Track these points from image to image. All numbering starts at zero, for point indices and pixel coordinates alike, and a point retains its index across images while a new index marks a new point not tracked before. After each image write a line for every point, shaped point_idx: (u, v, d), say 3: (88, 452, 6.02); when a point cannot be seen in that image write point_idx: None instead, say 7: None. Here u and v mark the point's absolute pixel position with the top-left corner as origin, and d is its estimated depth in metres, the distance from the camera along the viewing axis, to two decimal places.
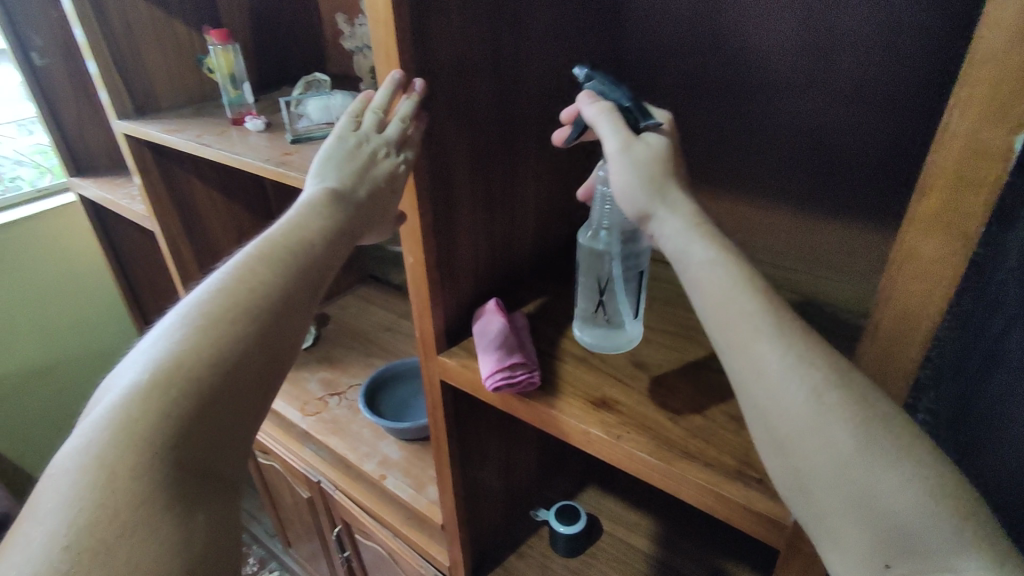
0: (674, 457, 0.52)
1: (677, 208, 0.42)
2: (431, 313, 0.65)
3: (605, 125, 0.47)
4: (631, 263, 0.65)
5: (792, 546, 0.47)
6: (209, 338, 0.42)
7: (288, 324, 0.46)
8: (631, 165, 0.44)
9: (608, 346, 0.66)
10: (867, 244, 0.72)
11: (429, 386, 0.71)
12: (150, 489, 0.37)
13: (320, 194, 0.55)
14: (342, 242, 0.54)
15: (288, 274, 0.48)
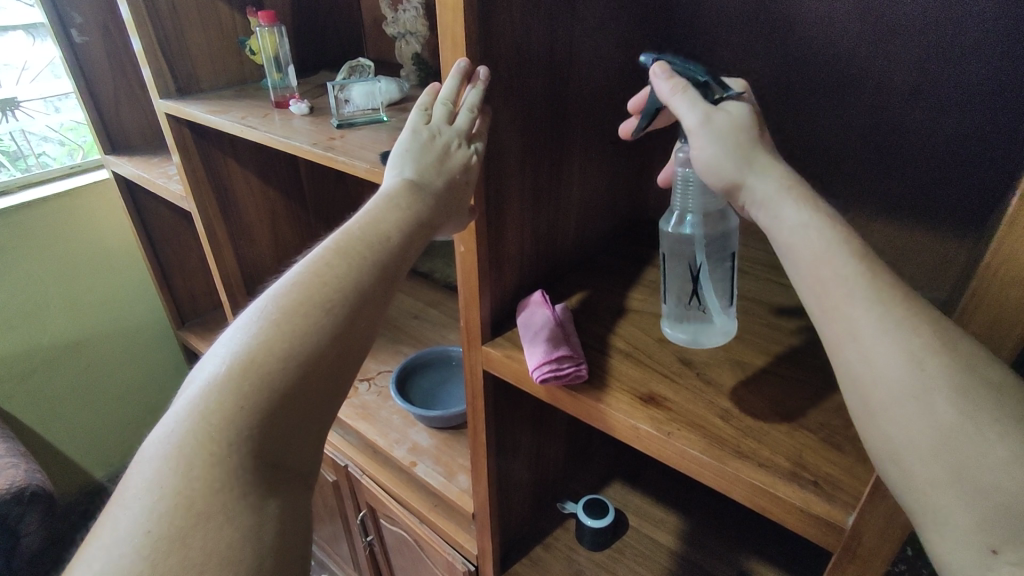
0: (728, 456, 0.52)
1: (772, 168, 0.43)
2: (477, 303, 0.65)
3: (681, 101, 0.46)
4: (724, 244, 0.60)
5: (849, 550, 0.47)
6: (283, 331, 0.42)
7: (364, 318, 0.45)
8: (720, 136, 0.44)
9: (701, 337, 0.65)
10: (919, 249, 0.71)
11: (470, 375, 0.71)
12: (225, 480, 0.37)
13: (399, 186, 0.52)
14: (421, 232, 0.51)
15: (363, 266, 0.46)
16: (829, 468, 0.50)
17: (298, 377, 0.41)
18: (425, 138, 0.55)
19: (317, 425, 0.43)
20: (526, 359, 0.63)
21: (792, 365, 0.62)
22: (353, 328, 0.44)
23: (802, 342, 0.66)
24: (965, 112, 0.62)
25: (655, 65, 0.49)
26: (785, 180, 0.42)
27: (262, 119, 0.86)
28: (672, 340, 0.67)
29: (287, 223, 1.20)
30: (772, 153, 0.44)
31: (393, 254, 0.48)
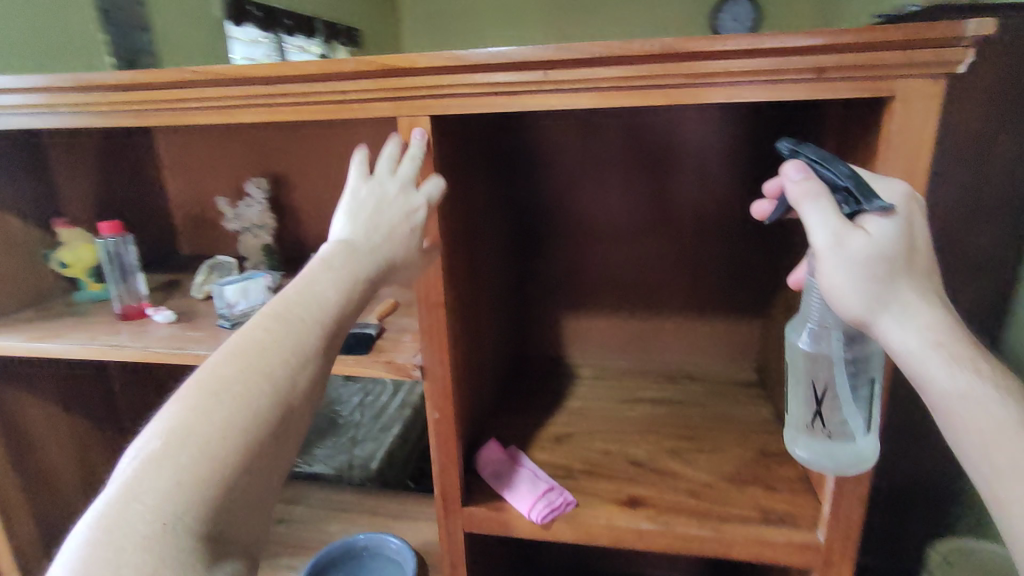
0: (718, 524, 0.63)
1: (908, 314, 0.44)
2: (455, 468, 0.66)
3: (814, 215, 0.45)
4: (860, 367, 0.54)
5: (828, 562, 0.61)
6: (227, 403, 0.37)
7: (306, 389, 0.41)
8: (850, 269, 0.44)
9: (845, 466, 0.53)
10: (733, 334, 0.97)
11: (450, 544, 0.70)
12: (161, 568, 0.32)
13: (336, 249, 0.48)
14: (359, 288, 0.47)
15: (301, 331, 0.42)
16: (783, 507, 0.65)
17: (245, 454, 0.37)
18: (363, 194, 0.53)
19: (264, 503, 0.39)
20: (514, 506, 0.67)
21: (704, 442, 0.78)
22: (293, 401, 0.40)
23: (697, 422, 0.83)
24: (732, 237, 0.92)
25: (791, 162, 0.47)
26: (927, 328, 0.44)
27: (119, 335, 0.75)
28: (613, 450, 0.77)
29: (101, 456, 0.98)
30: (910, 284, 0.44)
31: (332, 313, 0.45)
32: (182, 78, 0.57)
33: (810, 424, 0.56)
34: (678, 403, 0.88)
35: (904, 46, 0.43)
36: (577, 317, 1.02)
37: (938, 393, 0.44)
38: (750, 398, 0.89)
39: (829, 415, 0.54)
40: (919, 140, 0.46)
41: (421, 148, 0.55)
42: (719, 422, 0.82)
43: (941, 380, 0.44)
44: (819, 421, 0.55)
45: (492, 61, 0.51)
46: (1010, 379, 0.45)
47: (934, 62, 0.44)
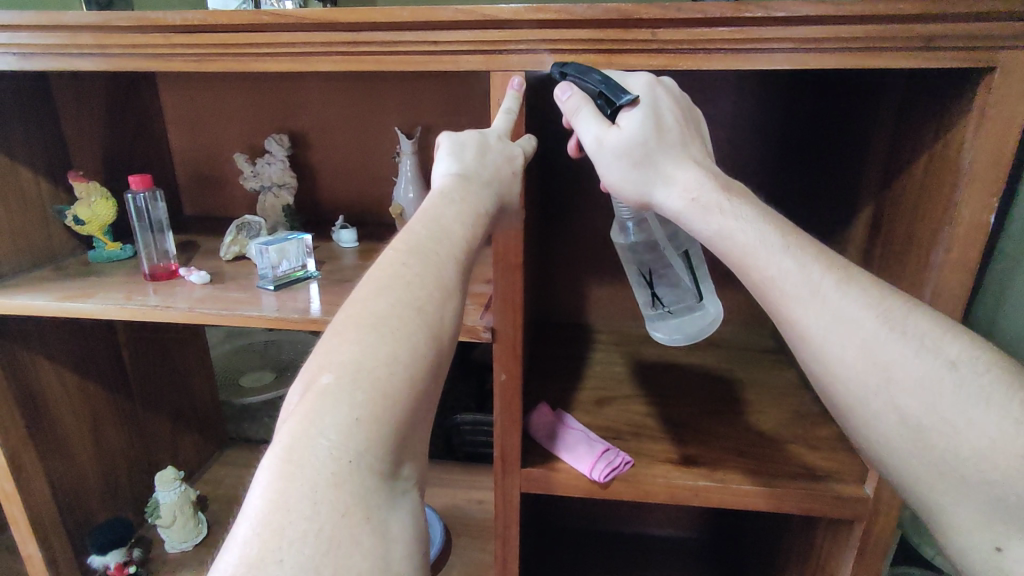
0: (771, 480, 0.66)
1: (670, 182, 0.51)
2: (517, 430, 0.66)
3: (582, 122, 0.52)
4: (679, 247, 0.72)
5: (873, 512, 0.65)
6: (388, 339, 0.38)
7: (449, 322, 0.42)
8: (617, 156, 0.51)
9: (693, 332, 0.70)
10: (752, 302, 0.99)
11: (504, 506, 0.70)
12: (356, 496, 0.33)
13: (451, 181, 0.50)
14: (481, 225, 0.48)
15: (439, 267, 0.43)
16: (829, 463, 0.69)
17: (413, 389, 0.38)
18: (467, 137, 0.53)
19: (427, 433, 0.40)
20: (573, 466, 0.68)
21: (740, 404, 0.81)
22: (443, 334, 0.41)
23: (729, 385, 0.86)
24: None
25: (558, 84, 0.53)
26: (685, 191, 0.50)
27: (153, 295, 0.71)
28: (656, 412, 0.79)
29: (111, 423, 0.94)
30: (670, 157, 0.51)
31: (464, 250, 0.46)
32: (261, 21, 0.53)
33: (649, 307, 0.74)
34: (709, 367, 0.90)
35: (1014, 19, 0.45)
36: (602, 285, 1.02)
37: (703, 235, 0.50)
38: (775, 362, 0.92)
39: (665, 292, 0.73)
40: (1013, 110, 0.48)
41: (517, 106, 0.54)
42: (750, 385, 0.86)
43: (705, 221, 0.50)
44: (657, 301, 0.73)
45: (597, 15, 0.48)
46: (761, 207, 0.50)
47: None
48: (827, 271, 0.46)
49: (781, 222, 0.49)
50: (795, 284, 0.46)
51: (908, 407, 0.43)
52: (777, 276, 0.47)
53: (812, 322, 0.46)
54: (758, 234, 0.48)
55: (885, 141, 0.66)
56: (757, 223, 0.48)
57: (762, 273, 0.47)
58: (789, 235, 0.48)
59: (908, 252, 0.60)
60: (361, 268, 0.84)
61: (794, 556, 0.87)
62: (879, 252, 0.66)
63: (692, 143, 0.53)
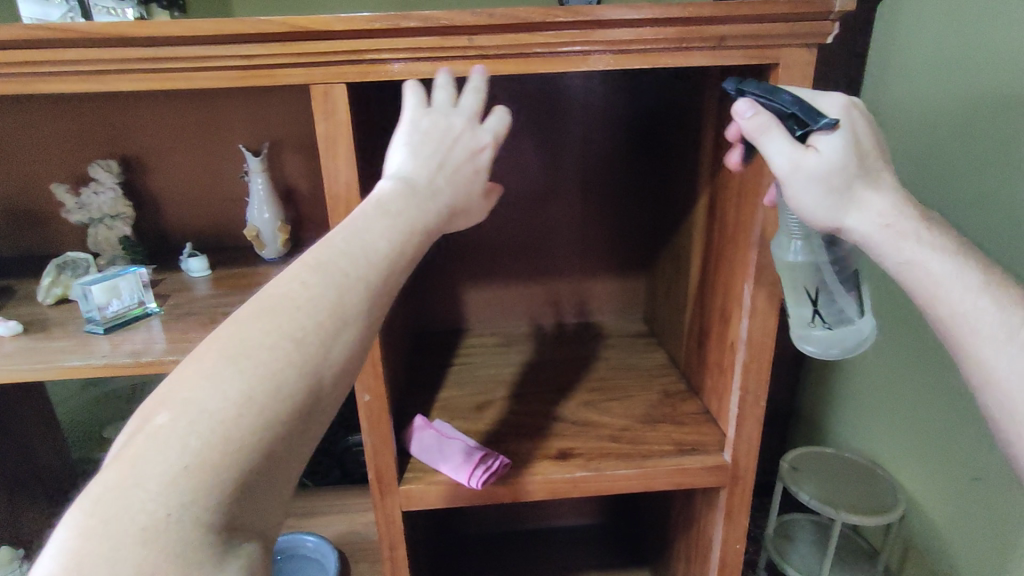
0: (642, 461, 0.69)
1: (864, 210, 0.52)
2: (389, 448, 0.65)
3: (773, 144, 0.50)
4: (847, 266, 0.60)
5: (734, 476, 0.70)
6: (247, 377, 0.37)
7: (338, 354, 0.41)
8: (812, 186, 0.50)
9: (851, 348, 0.61)
10: (622, 290, 1.04)
11: (386, 528, 0.69)
12: (173, 550, 0.33)
13: (394, 188, 0.46)
14: (413, 234, 0.46)
15: (340, 290, 0.41)
16: (694, 436, 0.73)
17: (266, 436, 0.36)
18: (428, 126, 0.49)
19: (284, 488, 0.39)
20: (451, 476, 0.68)
21: (613, 390, 0.84)
22: (326, 371, 0.40)
23: (603, 372, 0.89)
24: (620, 199, 0.97)
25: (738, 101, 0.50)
26: (881, 218, 0.52)
27: None
28: (535, 410, 0.80)
29: None
30: (864, 186, 0.51)
31: (377, 267, 0.43)
32: (41, 39, 0.48)
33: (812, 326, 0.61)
34: (587, 358, 0.93)
35: (791, 17, 0.50)
36: (478, 288, 1.03)
37: (892, 262, 0.53)
38: (646, 345, 0.97)
39: (830, 313, 0.60)
40: None
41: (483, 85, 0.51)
42: (625, 370, 0.89)
43: (891, 249, 0.53)
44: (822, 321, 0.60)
45: (416, 23, 0.48)
46: (951, 239, 0.54)
47: (809, 32, 0.51)
48: (1011, 314, 0.52)
49: (957, 245, 0.54)
50: (992, 326, 0.52)
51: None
52: (965, 314, 0.53)
53: (997, 361, 0.52)
54: (948, 270, 0.53)
55: (712, 131, 0.71)
56: (950, 257, 0.53)
57: (955, 308, 0.53)
58: (979, 276, 0.53)
59: (739, 233, 0.65)
60: (215, 297, 0.78)
61: (679, 526, 0.92)
62: (717, 234, 0.71)
63: (884, 171, 0.53)
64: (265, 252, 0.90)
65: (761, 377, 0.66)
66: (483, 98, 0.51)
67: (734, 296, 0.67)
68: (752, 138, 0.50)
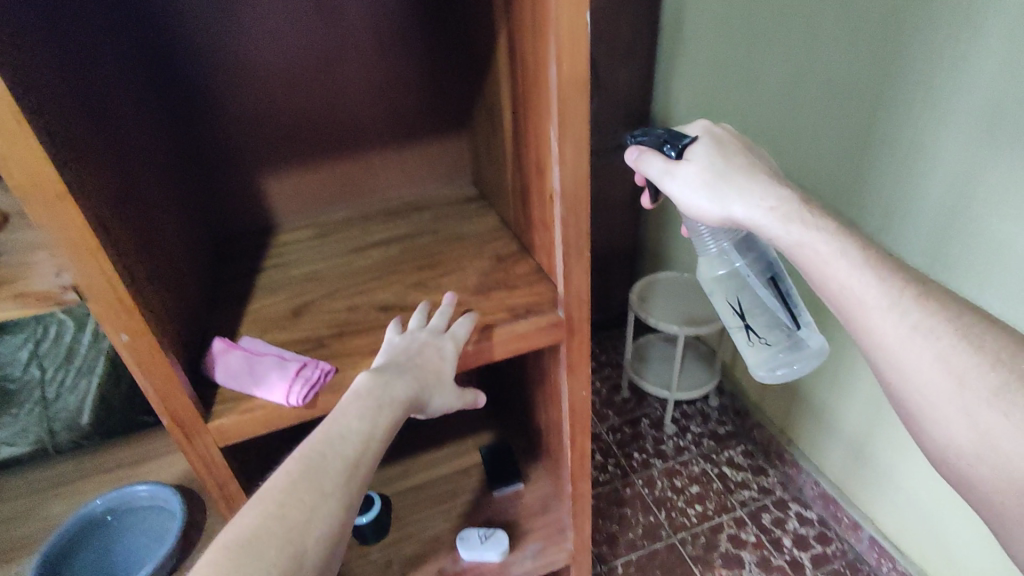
0: (477, 334, 0.66)
1: (748, 196, 0.60)
2: (178, 388, 0.55)
3: (655, 162, 0.63)
4: (763, 271, 0.71)
5: (570, 330, 0.69)
6: (235, 557, 0.43)
7: (321, 526, 0.47)
8: (687, 189, 0.61)
9: (795, 351, 0.75)
10: (444, 152, 0.93)
11: (209, 467, 0.61)
12: None
13: (371, 377, 0.57)
14: (383, 416, 0.54)
15: (319, 477, 0.49)
16: (527, 298, 0.70)
17: None
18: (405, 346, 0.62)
19: None
20: (267, 399, 0.60)
21: (445, 262, 0.78)
22: (312, 544, 0.46)
23: (430, 246, 0.82)
24: (419, 47, 0.84)
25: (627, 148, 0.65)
26: (765, 204, 0.59)
27: None
28: (359, 302, 0.72)
29: None
30: (739, 176, 0.60)
31: (355, 452, 0.51)
32: None
33: (750, 339, 0.75)
34: (414, 235, 0.84)
35: None
36: (275, 176, 0.87)
37: (783, 242, 0.59)
38: (476, 210, 0.90)
39: (759, 325, 0.74)
40: None
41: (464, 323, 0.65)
42: (458, 240, 0.82)
43: (769, 226, 0.59)
44: (753, 334, 0.75)
45: None
46: (838, 225, 0.58)
47: None
48: (896, 296, 0.53)
49: (860, 240, 0.57)
50: (877, 298, 0.54)
51: (984, 415, 0.47)
52: (856, 292, 0.55)
53: (894, 335, 0.53)
54: (831, 248, 0.57)
55: None
56: (835, 238, 0.57)
57: (843, 282, 0.56)
58: (863, 254, 0.56)
59: (538, 66, 0.57)
60: None
61: (535, 382, 0.94)
62: (520, 72, 0.63)
63: (757, 166, 0.62)
64: None
65: (580, 227, 0.62)
66: (469, 326, 0.65)
67: (544, 144, 0.60)
68: (643, 168, 0.64)
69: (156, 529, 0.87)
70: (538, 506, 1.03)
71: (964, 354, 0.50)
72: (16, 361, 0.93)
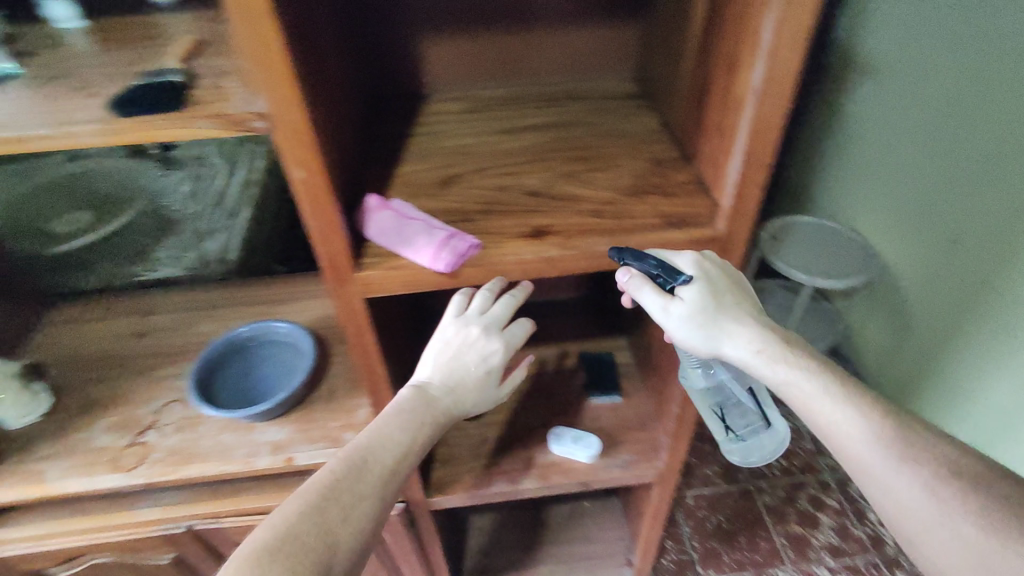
0: (627, 236, 0.63)
1: (737, 336, 0.62)
2: (337, 236, 0.57)
3: (647, 292, 0.61)
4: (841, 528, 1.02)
5: (726, 249, 0.64)
6: (310, 503, 0.59)
7: (371, 492, 0.62)
8: (681, 325, 0.62)
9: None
10: (610, 36, 0.86)
11: (350, 315, 0.64)
12: None
13: (419, 393, 0.69)
14: (429, 419, 0.68)
15: (373, 456, 0.64)
16: (684, 208, 0.65)
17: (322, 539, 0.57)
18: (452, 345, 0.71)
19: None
20: (415, 260, 0.61)
21: (597, 157, 0.74)
22: (366, 502, 0.61)
23: (584, 136, 0.77)
24: None
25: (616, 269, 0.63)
26: (753, 345, 0.61)
27: None
28: (508, 183, 0.71)
29: None
30: (728, 318, 0.62)
31: (403, 442, 0.66)
32: None
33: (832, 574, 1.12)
34: (567, 124, 0.80)
35: None
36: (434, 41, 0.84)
37: (770, 380, 0.62)
38: (635, 108, 0.83)
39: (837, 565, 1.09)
40: None
41: (519, 295, 0.71)
42: (614, 137, 0.77)
43: (782, 365, 0.61)
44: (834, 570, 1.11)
45: None
46: (818, 359, 0.62)
47: None
48: (903, 450, 0.57)
49: (834, 377, 0.61)
50: (860, 436, 0.58)
51: (983, 550, 0.52)
52: (866, 439, 0.57)
53: (895, 478, 0.56)
54: (815, 386, 0.60)
55: None
56: (817, 378, 0.60)
57: (833, 421, 0.59)
58: (840, 391, 0.60)
59: None
60: (94, 54, 0.59)
61: None
62: None
63: (748, 309, 0.64)
64: None
65: (772, 135, 0.55)
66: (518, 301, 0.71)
67: (750, 35, 0.53)
68: (626, 289, 0.63)
69: (289, 364, 0.96)
70: (634, 422, 1.03)
71: (950, 491, 0.54)
72: (177, 195, 1.07)
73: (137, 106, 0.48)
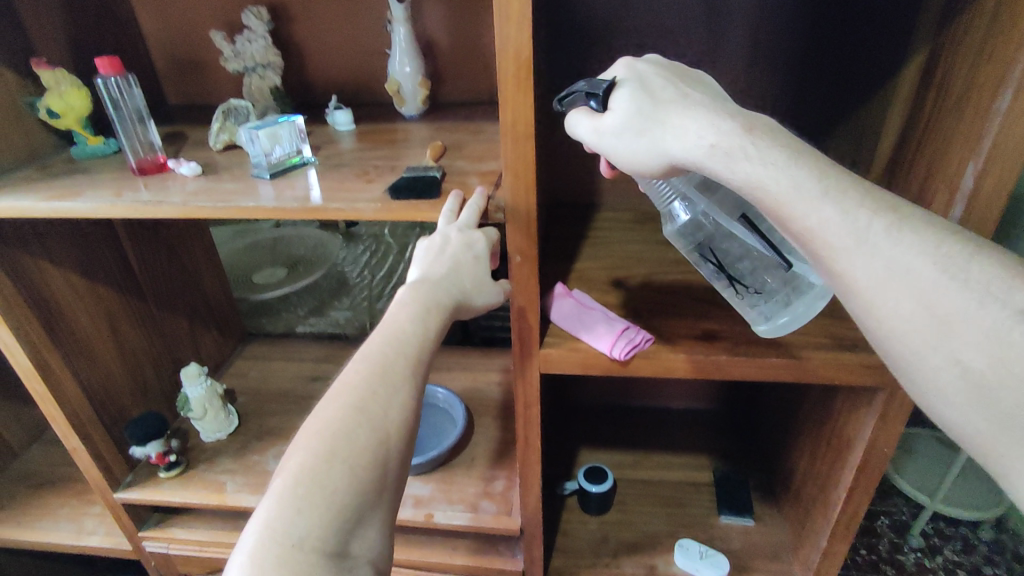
0: (798, 351, 0.65)
1: (677, 131, 0.49)
2: (533, 314, 0.66)
3: (581, 118, 0.54)
4: None
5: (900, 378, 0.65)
6: (325, 437, 0.46)
7: (393, 398, 0.49)
8: (618, 137, 0.52)
9: None
10: None
11: (523, 386, 0.71)
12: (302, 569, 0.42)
13: (413, 291, 0.55)
14: (425, 285, 0.55)
15: (396, 358, 0.51)
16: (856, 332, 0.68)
17: (355, 484, 0.45)
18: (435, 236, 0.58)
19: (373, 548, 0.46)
20: (593, 345, 0.67)
21: None
22: (392, 431, 0.48)
23: None
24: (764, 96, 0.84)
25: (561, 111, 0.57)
26: (701, 137, 0.49)
27: (147, 189, 0.67)
28: (678, 289, 0.77)
29: (129, 321, 0.99)
30: (673, 111, 0.50)
31: (418, 322, 0.53)
32: None
33: None
34: None
35: None
36: None
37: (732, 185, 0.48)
38: None
39: None
40: None
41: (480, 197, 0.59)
42: None
43: (795, 212, 0.47)
44: None
45: None
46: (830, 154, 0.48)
47: None
48: (968, 270, 0.44)
49: (912, 224, 0.45)
50: (917, 232, 0.45)
51: None
52: (953, 312, 0.44)
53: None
54: (859, 218, 0.45)
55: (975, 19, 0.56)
56: (848, 202, 0.46)
57: (806, 219, 0.46)
58: (896, 215, 0.46)
59: (978, 97, 0.55)
60: (362, 152, 0.76)
61: (811, 422, 0.89)
62: (939, 101, 0.61)
63: (695, 91, 0.52)
64: (405, 109, 0.87)
65: None
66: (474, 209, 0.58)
67: (945, 180, 0.58)
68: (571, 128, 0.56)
69: (438, 426, 1.05)
70: (767, 550, 0.98)
71: None
72: (355, 266, 1.26)
73: (411, 191, 0.61)
